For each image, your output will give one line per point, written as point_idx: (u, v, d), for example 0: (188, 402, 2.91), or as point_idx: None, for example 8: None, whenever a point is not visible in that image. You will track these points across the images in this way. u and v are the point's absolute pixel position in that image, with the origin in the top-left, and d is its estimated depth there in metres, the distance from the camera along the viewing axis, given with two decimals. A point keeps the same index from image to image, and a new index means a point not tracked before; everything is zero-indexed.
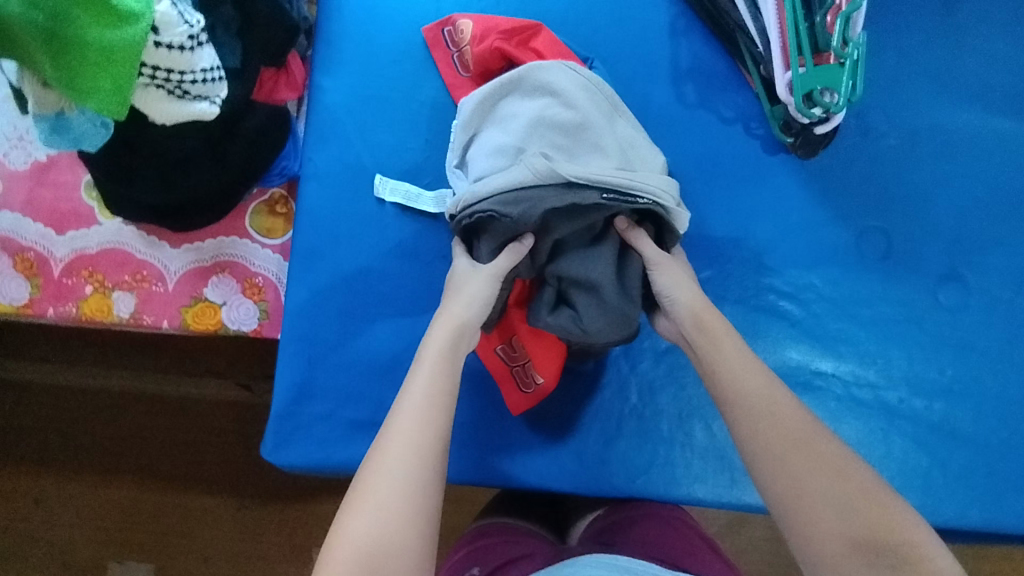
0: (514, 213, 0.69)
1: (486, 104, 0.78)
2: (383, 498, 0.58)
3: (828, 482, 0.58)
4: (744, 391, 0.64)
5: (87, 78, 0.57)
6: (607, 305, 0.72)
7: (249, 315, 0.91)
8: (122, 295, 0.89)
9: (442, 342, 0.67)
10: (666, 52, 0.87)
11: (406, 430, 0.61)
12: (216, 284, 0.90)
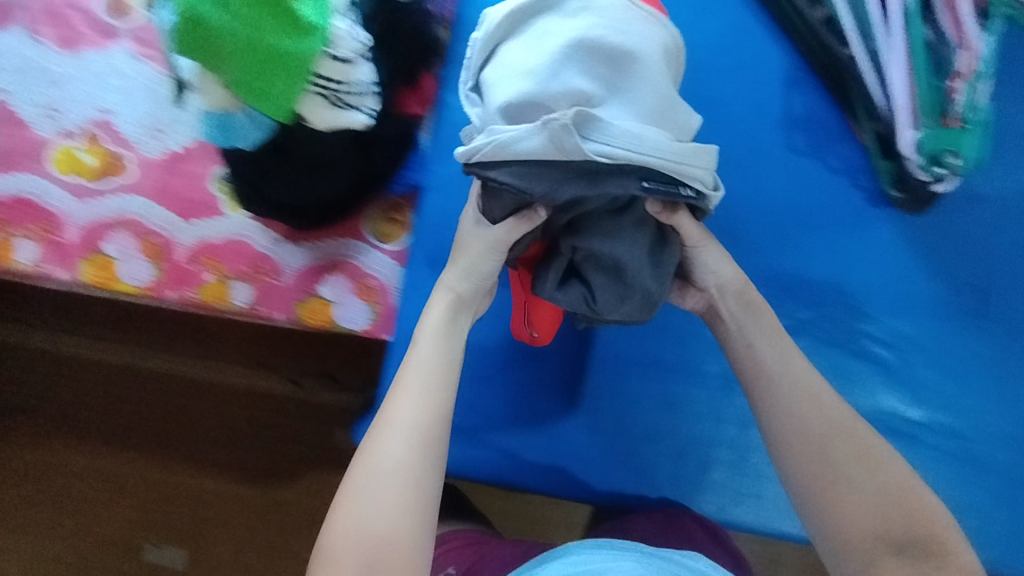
0: (539, 189, 0.54)
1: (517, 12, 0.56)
2: (375, 488, 0.55)
3: (870, 478, 0.56)
4: (780, 381, 0.61)
5: (263, 81, 0.60)
6: (628, 287, 0.58)
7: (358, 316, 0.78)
8: (241, 285, 0.77)
9: (438, 319, 0.64)
10: (778, 100, 0.77)
11: (397, 417, 0.58)
12: (331, 283, 0.78)
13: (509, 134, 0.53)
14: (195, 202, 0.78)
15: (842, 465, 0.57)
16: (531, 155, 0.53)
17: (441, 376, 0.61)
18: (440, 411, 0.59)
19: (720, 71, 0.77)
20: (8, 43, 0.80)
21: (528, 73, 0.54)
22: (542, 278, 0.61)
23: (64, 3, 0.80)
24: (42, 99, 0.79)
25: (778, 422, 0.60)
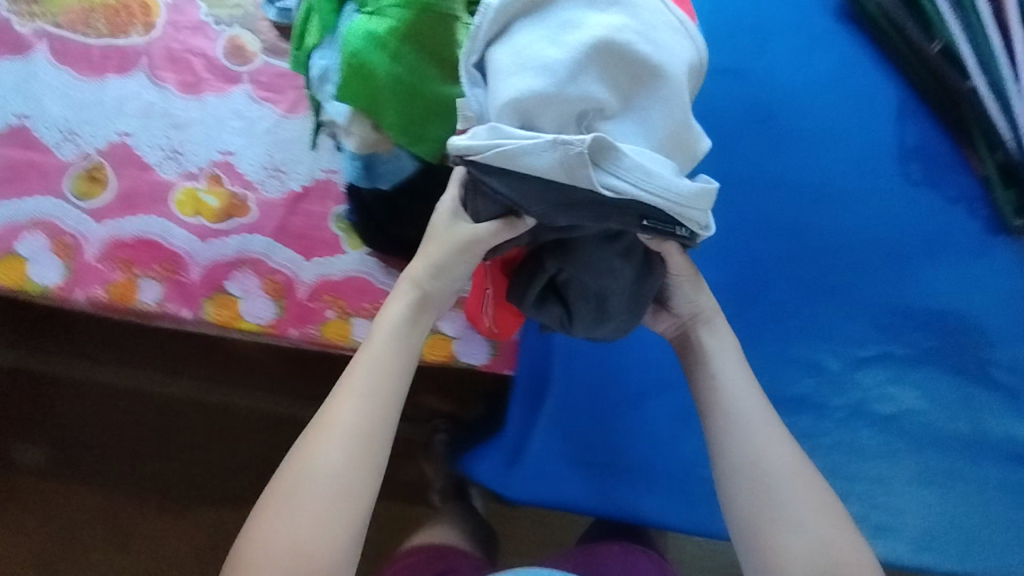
0: (534, 207, 0.52)
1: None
2: (311, 499, 0.54)
3: (807, 508, 0.58)
4: (739, 406, 0.62)
5: (421, 125, 0.61)
6: (609, 313, 0.60)
7: (478, 349, 0.79)
8: (363, 321, 0.78)
9: (398, 316, 0.61)
10: (891, 132, 0.80)
11: (339, 422, 0.57)
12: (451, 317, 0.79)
13: (518, 144, 0.49)
14: (317, 240, 0.80)
15: (775, 495, 0.59)
16: (537, 172, 0.50)
17: (392, 378, 0.59)
18: (385, 414, 0.58)
19: (830, 103, 0.81)
20: (130, 88, 0.82)
21: (544, 71, 0.49)
22: (523, 292, 0.60)
23: (185, 49, 0.82)
24: (164, 142, 0.81)
25: (734, 451, 0.61)
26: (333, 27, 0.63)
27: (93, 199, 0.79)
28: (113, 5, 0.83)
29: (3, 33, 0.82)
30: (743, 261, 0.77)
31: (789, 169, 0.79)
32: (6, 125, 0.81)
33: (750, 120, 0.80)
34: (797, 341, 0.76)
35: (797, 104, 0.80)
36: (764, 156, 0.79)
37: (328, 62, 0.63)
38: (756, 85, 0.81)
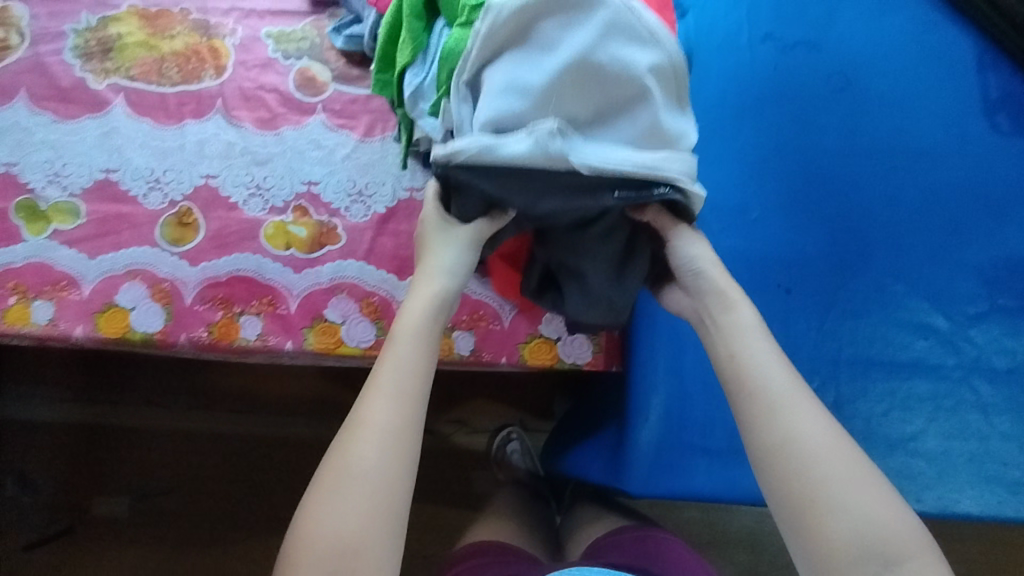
0: (516, 202, 0.59)
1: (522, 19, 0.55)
2: (347, 503, 0.51)
3: (840, 484, 0.51)
4: (761, 379, 0.56)
5: None
6: (594, 295, 0.67)
7: (581, 348, 0.78)
8: (464, 333, 0.78)
9: (419, 317, 0.59)
10: (975, 87, 0.82)
11: (374, 420, 0.53)
12: (550, 319, 0.79)
13: (494, 139, 0.55)
14: (409, 259, 0.80)
15: (816, 478, 0.52)
16: (514, 160, 0.55)
17: (421, 377, 0.57)
18: (417, 407, 0.55)
19: (905, 64, 0.82)
20: (209, 131, 0.83)
21: (519, 90, 0.55)
22: (528, 278, 0.72)
23: (257, 86, 0.84)
24: (248, 181, 0.82)
25: (760, 429, 0.54)
26: (423, 46, 0.70)
27: (186, 244, 0.81)
28: (183, 52, 0.84)
29: (80, 92, 0.84)
30: (848, 225, 0.78)
31: (878, 130, 0.80)
32: (94, 182, 0.82)
33: (832, 87, 0.81)
34: (909, 296, 0.76)
35: (873, 67, 0.82)
36: (852, 120, 0.80)
37: (421, 78, 0.69)
38: (832, 54, 0.82)
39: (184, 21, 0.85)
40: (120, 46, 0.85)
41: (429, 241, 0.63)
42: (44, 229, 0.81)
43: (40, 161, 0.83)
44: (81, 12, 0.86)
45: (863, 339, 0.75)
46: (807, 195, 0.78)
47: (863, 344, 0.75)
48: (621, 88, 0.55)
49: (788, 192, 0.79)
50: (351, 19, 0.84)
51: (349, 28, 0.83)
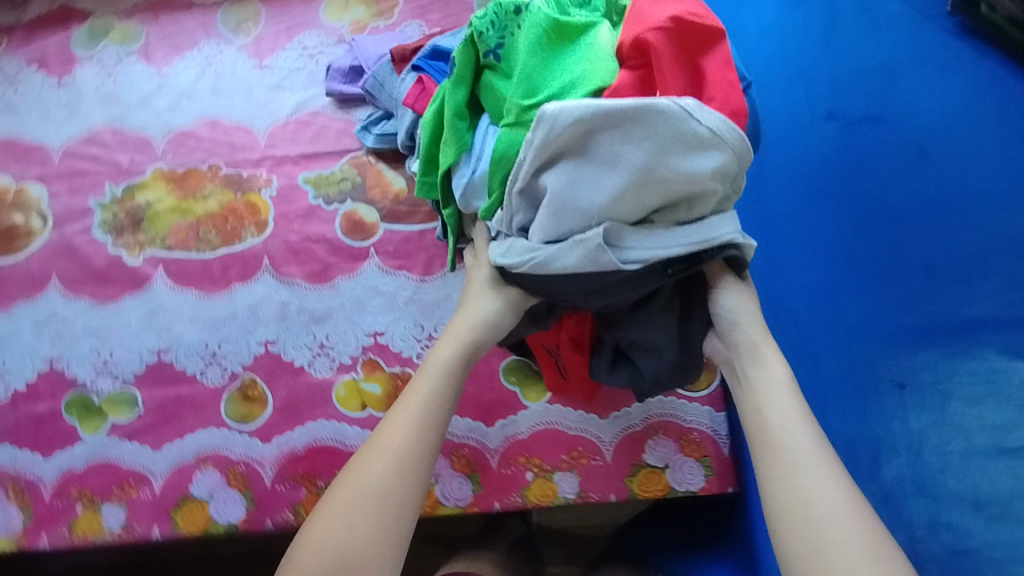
0: (576, 298, 0.59)
1: (575, 130, 0.51)
2: (346, 518, 0.50)
3: (851, 551, 0.45)
4: (786, 441, 0.52)
5: None
6: (670, 359, 0.64)
7: (692, 474, 0.73)
8: (564, 474, 0.73)
9: (445, 355, 0.60)
10: None
11: (387, 443, 0.54)
12: (653, 446, 0.74)
13: (547, 252, 0.55)
14: (494, 402, 0.75)
15: (828, 539, 0.46)
16: (568, 270, 0.55)
17: (436, 414, 0.56)
18: (427, 447, 0.55)
19: None
20: (259, 293, 0.78)
21: (573, 205, 0.53)
22: (597, 366, 0.69)
23: (304, 238, 0.78)
24: (310, 341, 0.77)
25: (775, 490, 0.50)
26: (469, 143, 0.62)
27: (255, 419, 0.75)
28: (218, 212, 0.79)
29: (116, 271, 0.78)
30: (946, 316, 0.64)
31: (973, 201, 0.65)
32: (146, 365, 0.77)
33: (904, 164, 0.70)
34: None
35: (955, 128, 0.68)
36: (939, 194, 0.67)
37: (470, 175, 0.61)
38: (902, 126, 0.71)
39: (215, 177, 0.80)
40: (151, 215, 0.79)
41: (470, 293, 0.63)
42: (101, 425, 0.76)
43: (86, 351, 0.77)
44: (104, 184, 0.80)
45: (979, 427, 0.60)
46: (901, 287, 0.67)
47: (975, 421, 0.60)
48: (683, 191, 0.52)
49: (878, 288, 0.69)
50: (379, 115, 0.80)
51: (380, 125, 0.79)
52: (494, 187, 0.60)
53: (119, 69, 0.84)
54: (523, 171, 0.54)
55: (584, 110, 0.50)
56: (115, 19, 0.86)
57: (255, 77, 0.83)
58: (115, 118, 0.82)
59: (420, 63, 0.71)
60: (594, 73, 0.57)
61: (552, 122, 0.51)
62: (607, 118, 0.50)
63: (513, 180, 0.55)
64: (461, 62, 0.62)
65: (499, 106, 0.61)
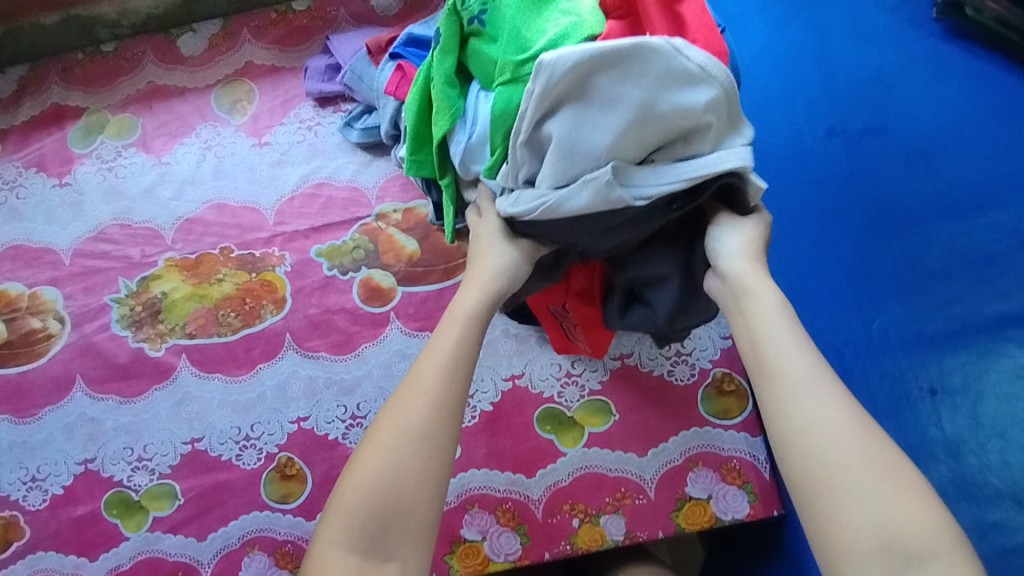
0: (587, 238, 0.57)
1: (574, 75, 0.50)
2: (388, 464, 0.47)
3: (862, 473, 0.41)
4: (783, 362, 0.47)
5: None
6: (684, 292, 0.61)
7: (737, 502, 0.73)
8: (611, 517, 0.73)
9: (470, 302, 0.56)
10: None
11: (422, 385, 0.50)
12: (695, 479, 0.74)
13: (556, 196, 0.53)
14: (531, 452, 0.76)
15: (834, 462, 0.42)
16: (580, 211, 0.54)
17: (469, 357, 0.53)
18: (463, 379, 0.51)
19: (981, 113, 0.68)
20: (285, 370, 0.78)
21: (578, 151, 0.52)
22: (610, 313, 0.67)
23: (324, 310, 0.79)
24: (342, 413, 0.76)
25: (774, 417, 0.46)
26: (461, 110, 0.61)
27: (296, 497, 0.75)
28: (236, 294, 0.79)
29: (140, 365, 0.78)
30: (969, 318, 0.63)
31: (986, 202, 0.65)
32: (181, 456, 0.77)
33: (907, 171, 0.70)
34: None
35: (955, 132, 0.68)
36: (948, 199, 0.67)
37: (467, 140, 0.60)
38: (904, 135, 0.70)
39: (228, 260, 0.80)
40: (169, 305, 0.79)
41: (479, 246, 0.61)
42: (142, 521, 0.75)
43: (119, 449, 0.77)
44: (118, 280, 0.80)
45: (1010, 422, 0.59)
46: (926, 294, 0.66)
47: (1003, 414, 0.60)
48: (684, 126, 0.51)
49: (899, 296, 0.67)
50: (359, 110, 0.84)
51: (362, 121, 0.83)
52: (497, 145, 0.58)
53: (119, 162, 0.84)
54: (525, 122, 0.52)
55: (582, 54, 0.49)
56: (108, 113, 0.87)
57: (255, 155, 0.84)
58: (121, 212, 0.82)
59: (399, 50, 0.73)
60: (585, 23, 0.57)
61: (550, 70, 0.49)
62: (604, 61, 0.49)
63: (514, 134, 0.54)
64: (448, 32, 0.61)
65: (487, 70, 0.60)
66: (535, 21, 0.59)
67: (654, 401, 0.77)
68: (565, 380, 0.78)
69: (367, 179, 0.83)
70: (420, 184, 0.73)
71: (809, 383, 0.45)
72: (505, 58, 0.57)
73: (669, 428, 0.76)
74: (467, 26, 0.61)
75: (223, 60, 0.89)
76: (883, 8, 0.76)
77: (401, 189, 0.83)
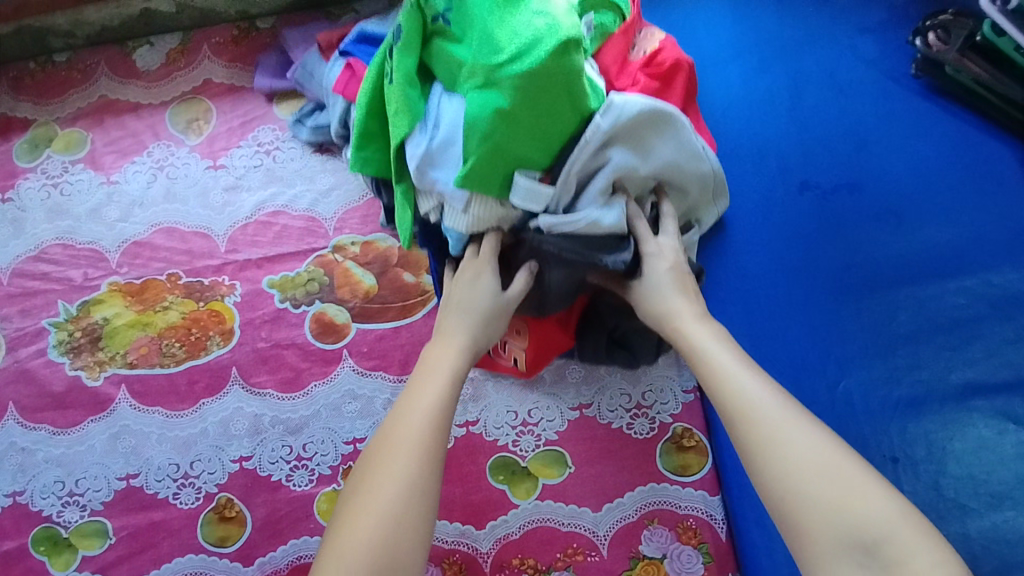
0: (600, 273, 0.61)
1: (636, 119, 0.58)
2: (374, 508, 0.48)
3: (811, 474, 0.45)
4: (726, 379, 0.52)
5: (530, 149, 0.56)
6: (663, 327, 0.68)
7: (692, 564, 0.70)
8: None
9: (451, 362, 0.57)
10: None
11: (402, 436, 0.52)
12: (649, 537, 0.71)
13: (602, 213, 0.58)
14: (482, 502, 0.73)
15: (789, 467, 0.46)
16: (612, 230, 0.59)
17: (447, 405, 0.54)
18: (436, 426, 0.53)
19: (943, 168, 0.68)
20: (228, 407, 0.74)
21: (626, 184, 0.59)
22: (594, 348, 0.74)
23: (273, 345, 0.76)
24: (287, 453, 0.72)
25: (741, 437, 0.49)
26: (423, 112, 0.58)
27: (234, 541, 0.69)
28: (182, 323, 0.76)
29: (77, 395, 0.74)
30: (936, 386, 0.61)
31: (971, 264, 0.64)
32: (115, 493, 0.72)
33: (881, 234, 0.67)
34: (1015, 440, 0.57)
35: (930, 194, 0.68)
36: (921, 263, 0.65)
37: (427, 144, 0.57)
38: (878, 195, 0.69)
39: (176, 287, 0.77)
40: (110, 332, 0.76)
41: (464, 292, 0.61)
42: (70, 561, 0.69)
43: (49, 483, 0.72)
44: (57, 302, 0.77)
45: (973, 495, 0.56)
46: (893, 359, 0.63)
47: (968, 486, 0.56)
48: (685, 183, 0.64)
49: (862, 359, 0.64)
50: (311, 108, 0.83)
51: (313, 119, 0.81)
52: (470, 151, 0.55)
53: (66, 179, 0.81)
54: (587, 151, 0.57)
55: (647, 105, 0.58)
56: (57, 126, 0.84)
57: (209, 178, 0.81)
58: (65, 231, 0.79)
59: (348, 48, 0.71)
60: (560, 26, 0.53)
61: (622, 110, 0.57)
62: (656, 117, 0.59)
63: (572, 161, 0.57)
64: (410, 29, 0.57)
65: (453, 73, 0.57)
66: (505, 17, 0.56)
67: (610, 453, 0.74)
68: (521, 429, 0.76)
69: (325, 208, 0.80)
70: (369, 184, 0.70)
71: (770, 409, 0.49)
72: (477, 60, 0.55)
73: (625, 482, 0.73)
74: (431, 23, 0.58)
75: (181, 76, 0.86)
76: (861, 61, 0.75)
77: (361, 221, 0.80)
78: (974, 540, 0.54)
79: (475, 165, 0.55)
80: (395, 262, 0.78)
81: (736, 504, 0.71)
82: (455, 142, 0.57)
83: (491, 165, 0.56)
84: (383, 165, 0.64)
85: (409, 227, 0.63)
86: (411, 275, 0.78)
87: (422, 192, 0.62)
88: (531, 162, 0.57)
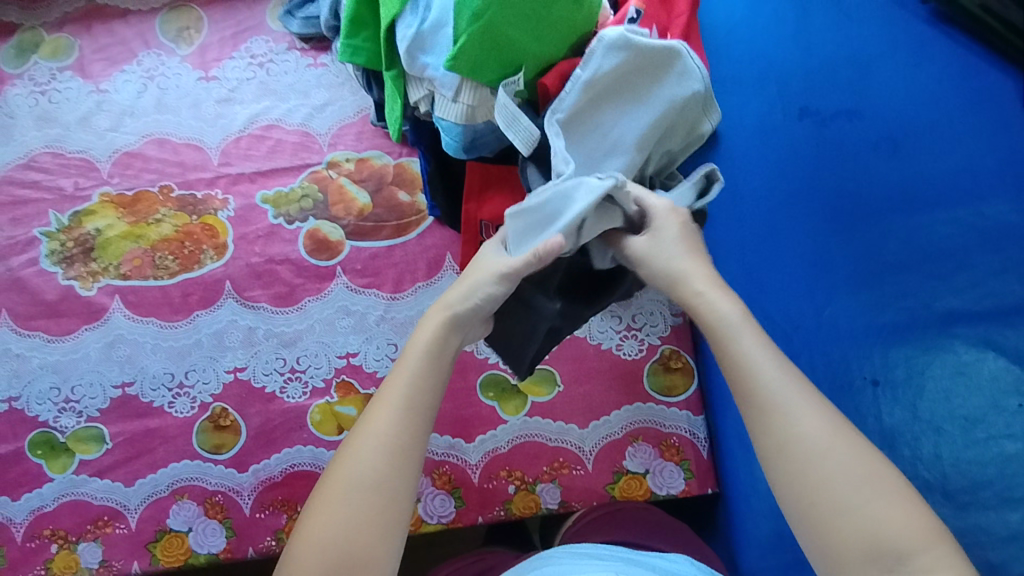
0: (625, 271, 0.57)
1: (616, 67, 0.54)
2: (344, 512, 0.43)
3: (853, 489, 0.40)
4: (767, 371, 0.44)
5: (523, 36, 0.55)
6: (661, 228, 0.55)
7: (673, 480, 0.73)
8: (547, 487, 0.72)
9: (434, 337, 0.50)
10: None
11: (375, 432, 0.46)
12: (633, 453, 0.73)
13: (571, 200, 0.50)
14: (472, 417, 0.75)
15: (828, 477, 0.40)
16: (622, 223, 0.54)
17: (436, 386, 0.48)
18: (421, 424, 0.47)
19: (943, 97, 0.55)
20: (223, 319, 0.75)
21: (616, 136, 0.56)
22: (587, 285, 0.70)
23: (267, 260, 0.76)
24: (281, 366, 0.73)
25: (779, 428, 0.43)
26: None
27: (229, 448, 0.71)
28: (175, 236, 0.76)
29: (70, 303, 0.75)
30: (919, 314, 0.53)
31: (961, 193, 0.52)
32: (110, 400, 0.73)
33: (873, 164, 0.59)
34: (996, 368, 0.48)
35: (932, 124, 0.55)
36: (911, 190, 0.55)
37: (418, 26, 0.56)
38: (878, 121, 0.59)
39: (168, 201, 0.77)
40: (103, 243, 0.76)
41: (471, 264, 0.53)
42: (67, 464, 0.71)
43: (45, 389, 0.73)
44: (49, 212, 0.77)
45: (948, 417, 0.50)
46: (879, 288, 0.56)
47: (943, 408, 0.51)
48: (690, 119, 0.58)
49: (848, 286, 0.59)
50: None
51: (303, 10, 0.81)
52: (461, 32, 0.54)
53: (54, 86, 0.80)
54: (567, 103, 0.54)
55: (624, 39, 0.53)
56: (43, 32, 0.82)
57: (201, 90, 0.80)
58: (55, 139, 0.78)
59: None
60: None
61: (601, 58, 0.54)
62: (641, 58, 0.54)
63: (555, 111, 0.55)
64: None
65: None
66: None
67: (599, 373, 0.76)
68: None
69: (320, 123, 0.80)
70: (360, 79, 0.70)
71: (794, 402, 0.43)
72: None
73: (612, 403, 0.75)
74: None
75: None
76: None
77: (356, 138, 0.80)
78: (946, 461, 0.50)
79: (465, 46, 0.54)
80: (390, 180, 0.78)
81: (718, 423, 0.73)
82: (445, 25, 0.55)
83: (481, 48, 0.54)
84: (374, 55, 0.64)
85: (398, 117, 0.63)
86: (406, 195, 0.78)
87: (413, 81, 0.61)
88: (525, 52, 0.55)
